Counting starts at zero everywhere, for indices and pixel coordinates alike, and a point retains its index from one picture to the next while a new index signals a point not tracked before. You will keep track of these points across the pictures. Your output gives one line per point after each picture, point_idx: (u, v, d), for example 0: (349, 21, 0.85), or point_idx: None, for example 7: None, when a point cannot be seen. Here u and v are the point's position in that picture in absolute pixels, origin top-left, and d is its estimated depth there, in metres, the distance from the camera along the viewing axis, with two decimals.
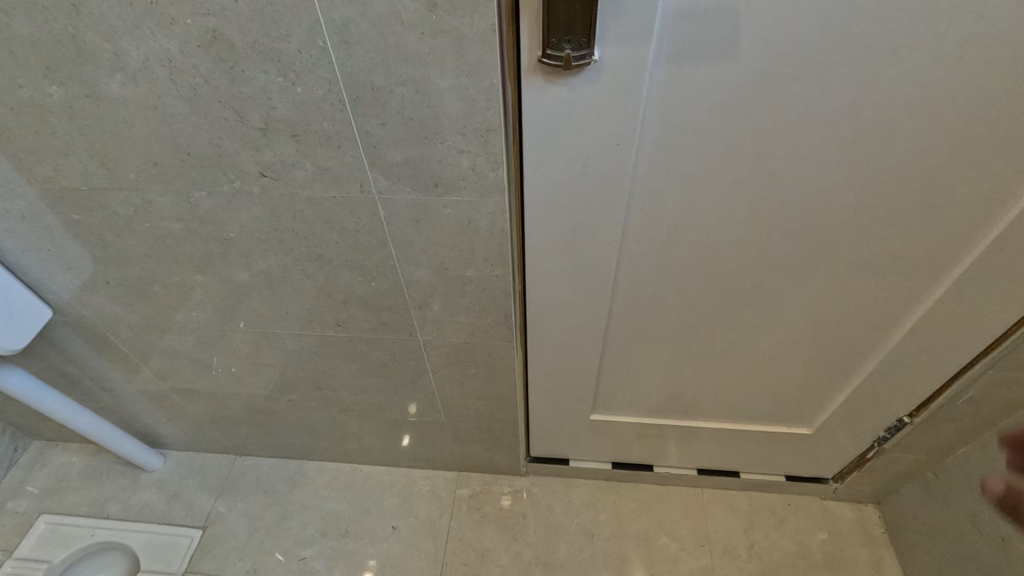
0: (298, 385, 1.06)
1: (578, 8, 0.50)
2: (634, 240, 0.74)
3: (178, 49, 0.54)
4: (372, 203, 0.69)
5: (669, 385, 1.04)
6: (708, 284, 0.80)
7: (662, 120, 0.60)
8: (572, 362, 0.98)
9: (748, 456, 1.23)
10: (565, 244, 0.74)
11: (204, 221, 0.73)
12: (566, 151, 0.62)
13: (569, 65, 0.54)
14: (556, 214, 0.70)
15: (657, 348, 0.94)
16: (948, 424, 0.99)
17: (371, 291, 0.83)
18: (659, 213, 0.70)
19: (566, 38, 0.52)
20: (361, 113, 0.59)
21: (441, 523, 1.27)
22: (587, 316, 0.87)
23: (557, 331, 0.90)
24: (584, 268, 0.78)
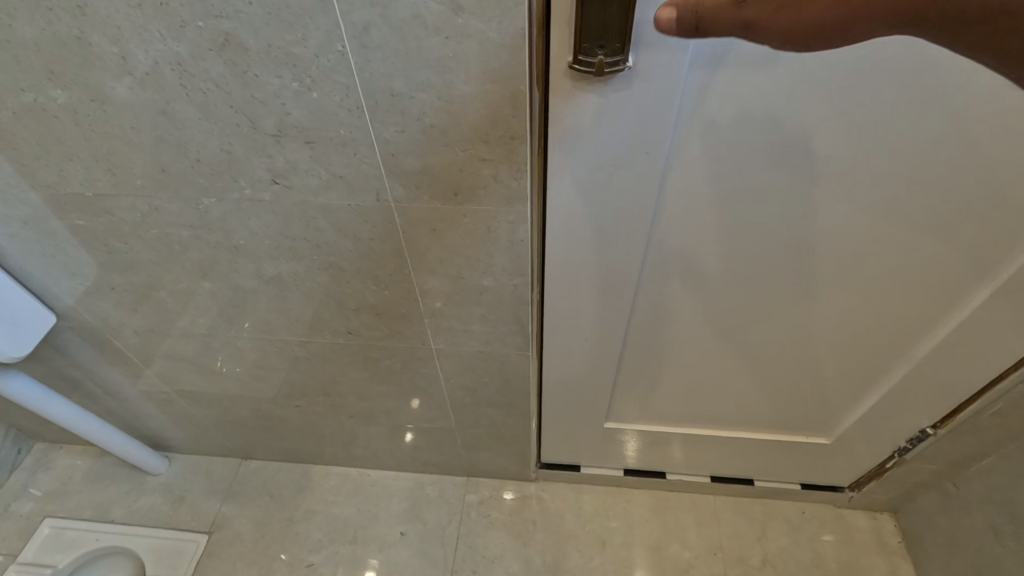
0: (306, 391, 1.00)
1: (613, 12, 0.42)
2: (671, 256, 0.67)
3: (189, 51, 0.47)
4: (383, 210, 0.60)
5: (684, 409, 0.97)
6: (727, 306, 0.74)
7: (687, 135, 0.53)
8: (585, 384, 0.91)
9: (763, 464, 1.10)
10: (577, 266, 0.67)
11: (212, 227, 0.66)
12: (585, 168, 0.55)
13: (601, 73, 0.46)
14: (569, 234, 0.63)
15: (669, 370, 0.87)
16: (973, 437, 0.86)
17: (383, 299, 0.74)
18: (703, 226, 0.62)
19: (600, 43, 0.44)
20: (378, 120, 0.51)
21: (450, 529, 1.19)
22: (597, 339, 0.80)
23: (581, 351, 0.82)
24: (596, 291, 0.71)
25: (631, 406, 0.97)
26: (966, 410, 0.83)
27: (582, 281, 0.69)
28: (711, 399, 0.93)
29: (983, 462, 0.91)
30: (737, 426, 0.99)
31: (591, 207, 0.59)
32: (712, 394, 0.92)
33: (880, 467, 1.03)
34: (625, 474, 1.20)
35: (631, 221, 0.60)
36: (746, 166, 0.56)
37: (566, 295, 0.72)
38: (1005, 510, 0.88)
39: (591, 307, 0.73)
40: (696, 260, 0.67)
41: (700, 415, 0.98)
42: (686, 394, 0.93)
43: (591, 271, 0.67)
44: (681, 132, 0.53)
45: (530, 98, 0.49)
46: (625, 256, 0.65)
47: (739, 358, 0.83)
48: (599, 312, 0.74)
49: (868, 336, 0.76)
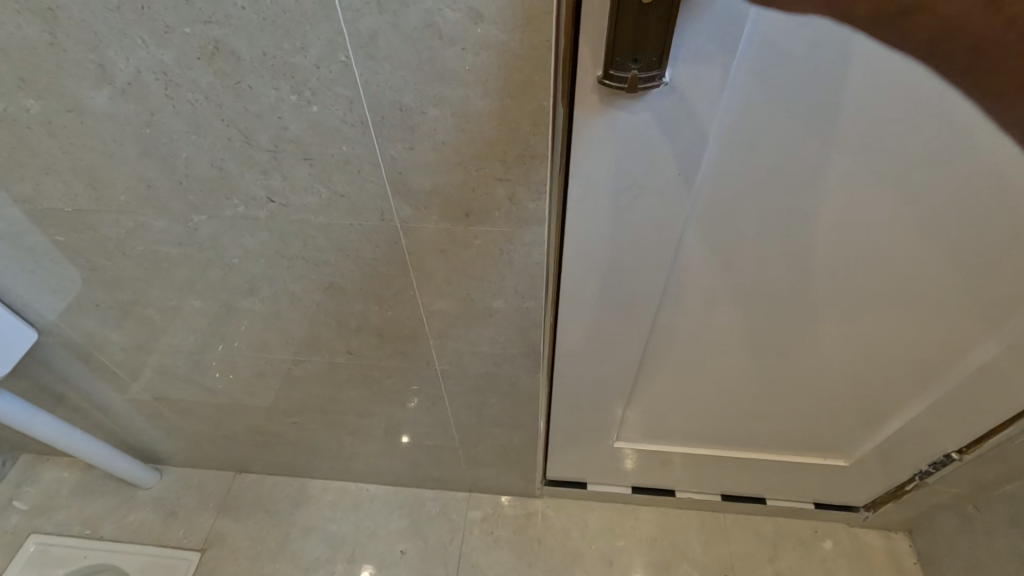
0: (303, 408, 0.95)
1: (651, 21, 0.36)
2: (690, 282, 0.62)
3: (177, 59, 0.42)
4: (388, 229, 0.56)
5: (695, 428, 0.93)
6: (745, 331, 0.69)
7: (719, 160, 0.48)
8: (595, 403, 0.86)
9: (777, 484, 1.06)
10: (591, 288, 0.62)
11: (204, 245, 0.61)
12: (607, 190, 0.50)
13: (634, 89, 0.41)
14: (586, 257, 0.58)
15: (681, 391, 0.83)
16: (1000, 462, 0.83)
17: (386, 320, 0.70)
18: (729, 257, 0.58)
19: (633, 56, 0.39)
20: (385, 136, 0.46)
21: (452, 548, 1.15)
22: (609, 360, 0.75)
23: (592, 371, 0.78)
24: (609, 313, 0.66)
25: (642, 426, 0.94)
26: (995, 438, 0.79)
27: (597, 305, 0.65)
28: (726, 421, 0.90)
29: (1008, 486, 0.87)
30: (752, 448, 0.96)
31: (611, 233, 0.55)
32: (727, 416, 0.88)
33: (897, 488, 1.00)
34: (632, 491, 1.16)
35: (652, 245, 0.56)
36: (783, 198, 0.51)
37: (580, 319, 0.68)
38: None
39: (605, 330, 0.69)
40: (721, 289, 0.63)
41: (714, 436, 0.94)
42: (700, 416, 0.89)
43: (608, 296, 0.63)
44: (714, 162, 0.48)
45: (552, 117, 0.44)
46: (644, 282, 0.61)
47: (759, 383, 0.79)
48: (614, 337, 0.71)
49: (898, 367, 0.72)
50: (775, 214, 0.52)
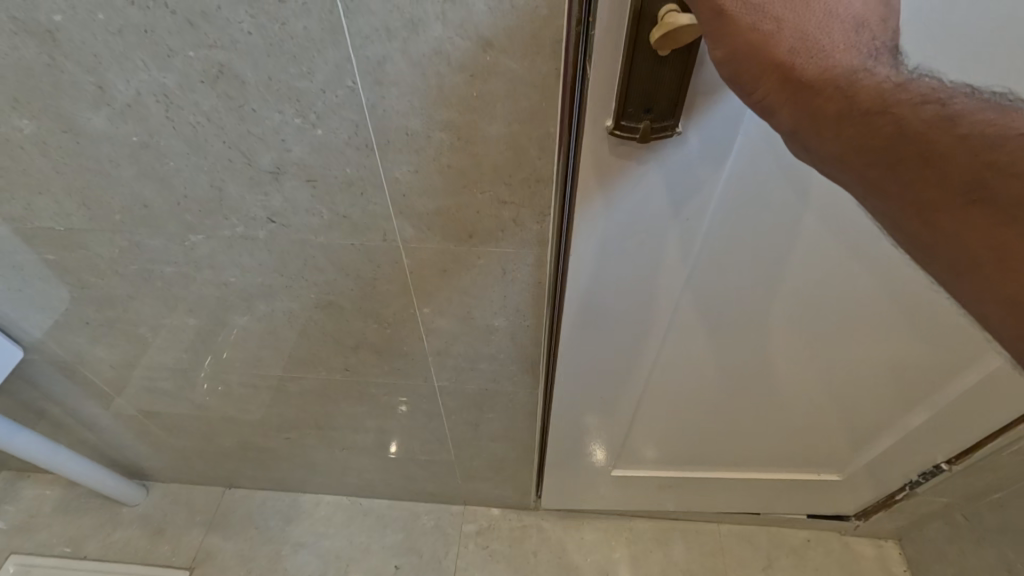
0: (298, 424, 0.94)
1: (667, 70, 0.36)
2: (681, 325, 0.62)
3: (179, 82, 0.42)
4: (390, 250, 0.56)
5: (681, 453, 0.92)
6: (734, 368, 0.69)
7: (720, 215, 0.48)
8: (586, 432, 0.85)
9: (769, 501, 1.06)
10: (584, 329, 0.62)
11: (201, 265, 0.60)
12: (607, 238, 0.50)
13: (647, 138, 0.40)
14: (580, 299, 0.57)
15: (668, 422, 0.83)
16: (989, 471, 0.85)
17: (385, 337, 0.69)
18: (732, 301, 0.58)
19: (646, 106, 0.38)
20: (391, 159, 0.46)
21: (447, 562, 1.14)
22: (598, 394, 0.75)
23: (581, 404, 0.77)
24: (600, 351, 0.66)
25: (639, 453, 0.93)
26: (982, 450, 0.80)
27: (598, 345, 0.65)
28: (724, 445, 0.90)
29: (996, 495, 0.88)
30: (748, 469, 0.96)
31: (615, 278, 0.54)
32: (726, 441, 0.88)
33: (888, 498, 1.00)
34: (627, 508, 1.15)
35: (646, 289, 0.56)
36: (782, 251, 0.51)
37: (581, 358, 0.67)
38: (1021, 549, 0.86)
39: (606, 369, 0.69)
40: (716, 330, 0.63)
41: (703, 459, 0.94)
42: (698, 443, 0.89)
43: (609, 336, 0.63)
44: (719, 215, 0.48)
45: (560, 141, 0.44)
46: (640, 323, 0.61)
47: (745, 411, 0.79)
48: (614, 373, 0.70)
49: (893, 399, 0.72)
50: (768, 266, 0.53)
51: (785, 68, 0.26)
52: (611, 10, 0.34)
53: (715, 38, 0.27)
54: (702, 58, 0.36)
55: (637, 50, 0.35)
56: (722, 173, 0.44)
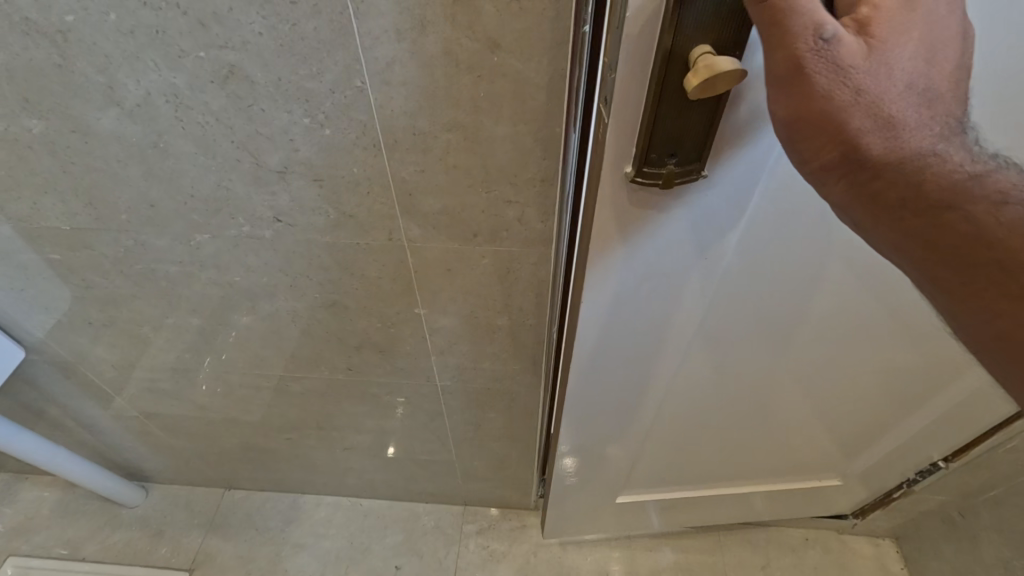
0: (299, 424, 0.94)
1: (693, 117, 0.35)
2: (690, 361, 0.62)
3: (188, 83, 0.42)
4: (395, 249, 0.56)
5: (682, 477, 0.91)
6: (739, 396, 0.69)
7: (739, 259, 0.48)
8: (592, 463, 0.83)
9: (769, 511, 1.05)
10: (596, 368, 0.61)
11: (206, 264, 0.61)
12: (628, 283, 0.49)
13: (670, 184, 0.39)
14: (594, 341, 0.56)
15: (672, 450, 0.82)
16: (985, 470, 0.86)
17: (389, 337, 0.70)
18: (750, 332, 0.58)
19: (669, 151, 0.37)
20: (397, 159, 0.47)
21: (448, 562, 1.14)
22: (605, 429, 0.74)
23: (588, 439, 0.75)
24: (610, 389, 0.65)
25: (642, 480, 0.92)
26: (977, 448, 0.81)
27: (613, 382, 0.63)
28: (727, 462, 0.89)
29: (993, 493, 0.89)
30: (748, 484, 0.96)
31: (633, 320, 0.54)
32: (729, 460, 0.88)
33: (885, 496, 1.01)
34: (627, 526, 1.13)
35: (660, 329, 0.55)
36: (794, 288, 0.52)
37: (593, 393, 0.66)
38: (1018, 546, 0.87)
39: (618, 401, 0.68)
40: (724, 365, 0.63)
41: (703, 480, 0.93)
42: (703, 466, 0.88)
43: (624, 371, 0.62)
44: (739, 259, 0.48)
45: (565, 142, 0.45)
46: (652, 361, 0.61)
47: (746, 434, 0.79)
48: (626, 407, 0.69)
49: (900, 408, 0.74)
50: (779, 303, 0.53)
51: (849, 144, 0.27)
52: (637, 52, 0.32)
53: (785, 103, 0.27)
54: (730, 101, 0.35)
55: (663, 93, 0.34)
56: (743, 219, 0.44)
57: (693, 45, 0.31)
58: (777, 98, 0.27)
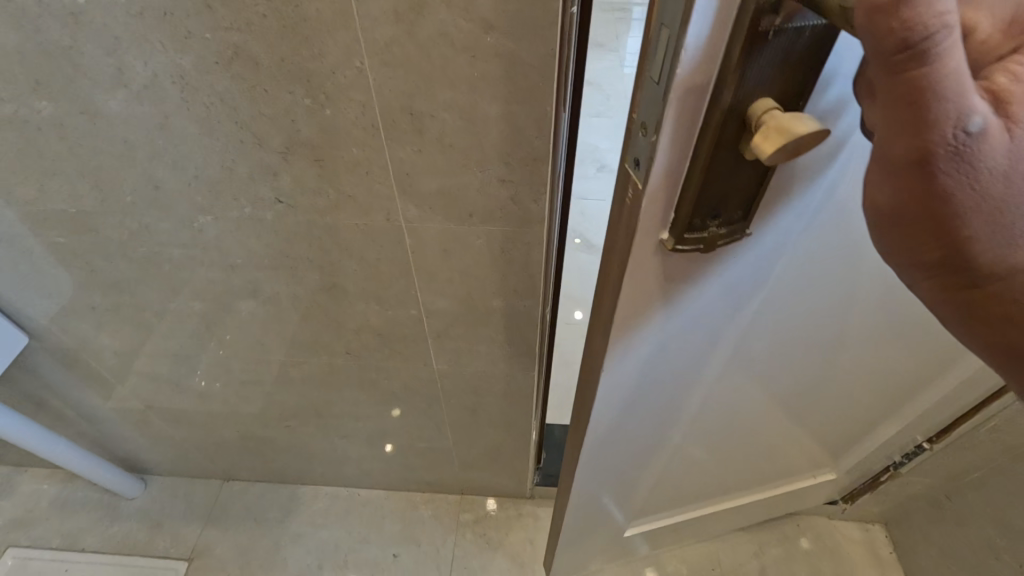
0: (298, 412, 0.96)
1: (739, 179, 0.36)
2: (707, 396, 0.63)
3: (194, 65, 0.44)
4: (393, 230, 0.58)
5: (689, 497, 0.91)
6: (745, 417, 0.71)
7: (762, 302, 0.50)
8: (608, 503, 0.82)
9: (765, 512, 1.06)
10: (622, 417, 0.60)
11: (208, 247, 0.62)
12: (663, 336, 0.49)
13: (711, 245, 0.40)
14: (623, 394, 0.56)
15: (683, 477, 0.83)
16: (967, 451, 0.88)
17: (386, 320, 0.71)
18: (784, 353, 0.59)
19: (711, 214, 0.37)
20: (396, 139, 0.49)
21: (444, 551, 1.16)
22: (623, 469, 0.73)
23: (607, 482, 0.75)
24: (632, 433, 0.65)
25: (658, 507, 0.91)
26: (958, 429, 0.85)
27: (641, 424, 0.63)
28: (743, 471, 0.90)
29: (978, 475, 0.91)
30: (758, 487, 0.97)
31: (663, 369, 0.54)
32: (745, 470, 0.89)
33: (874, 481, 1.03)
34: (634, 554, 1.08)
35: (683, 370, 0.56)
36: (806, 320, 0.54)
37: (629, 432, 0.65)
38: (1000, 526, 0.89)
39: (651, 434, 0.68)
40: (737, 393, 0.65)
41: (705, 497, 0.94)
42: (723, 479, 0.89)
43: (660, 405, 0.62)
44: (761, 302, 0.50)
45: (556, 120, 0.47)
46: (673, 399, 0.61)
47: (748, 449, 0.81)
48: (659, 438, 0.69)
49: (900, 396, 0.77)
50: (792, 335, 0.56)
51: (954, 245, 0.25)
52: (689, 108, 0.31)
53: (887, 181, 0.24)
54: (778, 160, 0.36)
55: (716, 153, 0.33)
56: (770, 269, 0.46)
57: (754, 100, 0.31)
58: (880, 186, 0.25)
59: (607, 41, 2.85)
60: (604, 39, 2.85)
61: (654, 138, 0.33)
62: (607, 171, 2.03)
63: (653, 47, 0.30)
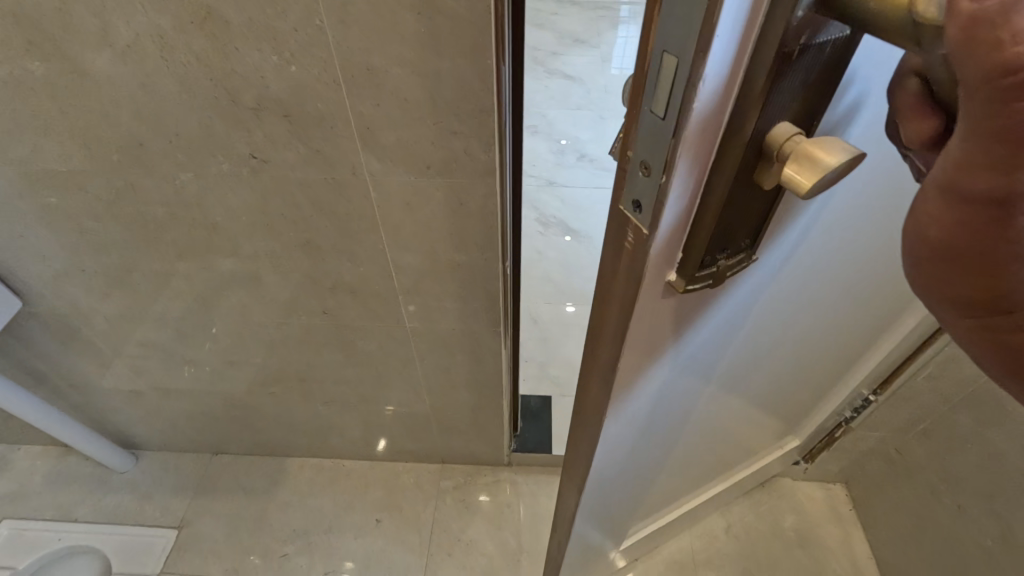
0: (281, 376, 1.01)
1: (754, 205, 0.37)
2: (698, 408, 0.66)
3: (172, 24, 0.49)
4: (359, 184, 0.64)
5: (677, 494, 0.95)
6: (726, 416, 0.75)
7: (748, 318, 0.54)
8: (612, 522, 0.83)
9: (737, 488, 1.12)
10: (629, 444, 0.62)
11: (190, 204, 0.68)
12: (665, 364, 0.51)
13: (721, 274, 0.41)
14: (631, 422, 0.57)
15: (672, 477, 0.86)
16: (908, 401, 0.94)
17: (359, 277, 0.77)
18: (760, 356, 0.64)
19: (722, 245, 0.38)
20: (356, 94, 0.54)
21: (425, 515, 1.21)
22: (626, 487, 0.75)
23: (613, 503, 0.76)
24: (636, 455, 0.67)
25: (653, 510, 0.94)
26: (893, 382, 0.93)
27: (644, 445, 0.65)
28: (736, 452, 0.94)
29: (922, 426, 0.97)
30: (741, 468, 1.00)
31: (665, 393, 0.57)
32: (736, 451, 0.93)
33: (829, 438, 1.09)
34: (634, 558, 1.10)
35: (681, 390, 0.59)
36: (778, 325, 0.59)
37: (658, 438, 0.67)
38: (940, 471, 0.95)
39: (675, 435, 0.70)
40: (722, 399, 0.69)
41: (689, 491, 0.98)
42: (709, 467, 0.93)
43: (685, 408, 0.64)
44: (747, 320, 0.54)
45: (498, 74, 0.52)
46: (671, 417, 0.64)
47: (725, 442, 0.85)
48: (662, 447, 0.71)
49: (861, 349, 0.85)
50: (766, 340, 0.61)
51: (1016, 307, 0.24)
52: (706, 140, 0.31)
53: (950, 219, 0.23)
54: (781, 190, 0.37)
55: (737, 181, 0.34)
56: (756, 291, 0.50)
57: (776, 123, 0.32)
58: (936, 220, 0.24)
59: (587, 38, 2.92)
60: (585, 36, 2.93)
61: (666, 180, 0.31)
62: (585, 160, 2.10)
63: (659, 88, 0.29)
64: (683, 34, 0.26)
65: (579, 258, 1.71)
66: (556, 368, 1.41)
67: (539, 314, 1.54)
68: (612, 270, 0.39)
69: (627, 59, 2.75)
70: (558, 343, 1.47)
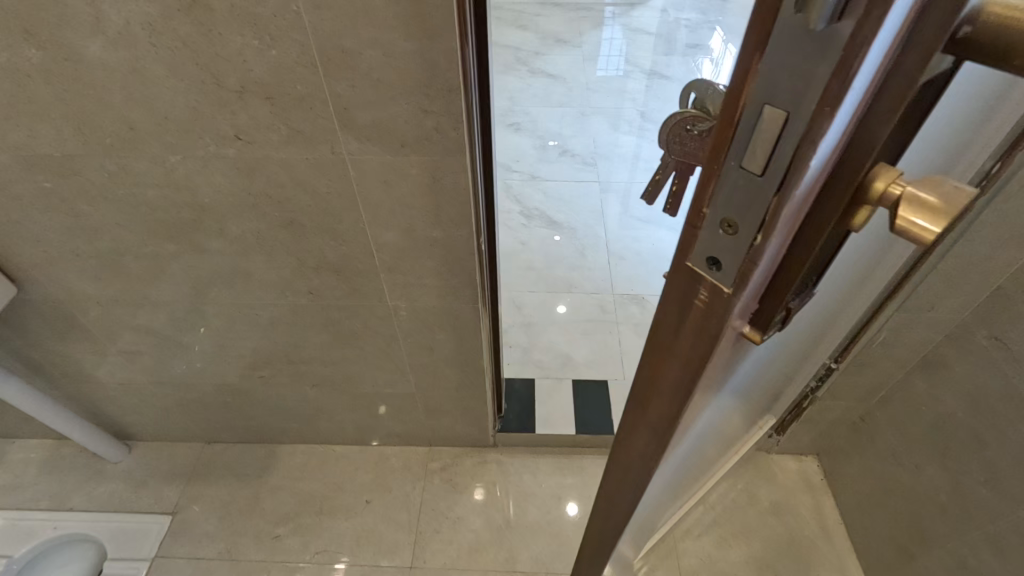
0: (271, 359, 1.05)
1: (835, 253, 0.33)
2: (727, 424, 0.65)
3: (160, 12, 0.54)
4: (339, 163, 0.68)
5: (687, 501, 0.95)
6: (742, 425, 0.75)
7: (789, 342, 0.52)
8: (637, 539, 0.82)
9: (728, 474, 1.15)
10: (668, 474, 0.60)
11: (179, 186, 0.72)
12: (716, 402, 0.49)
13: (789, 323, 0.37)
14: (675, 457, 0.55)
15: (686, 488, 0.85)
16: (867, 368, 1.00)
17: (342, 255, 0.81)
18: (782, 366, 0.63)
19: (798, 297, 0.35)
20: (333, 75, 0.59)
21: (414, 495, 1.24)
22: (655, 507, 0.74)
23: (643, 524, 0.75)
24: (671, 479, 0.65)
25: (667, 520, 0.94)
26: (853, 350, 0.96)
27: (678, 469, 0.64)
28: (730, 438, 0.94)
29: (882, 392, 1.03)
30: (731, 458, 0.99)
31: (710, 425, 0.55)
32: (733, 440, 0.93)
33: (797, 408, 1.12)
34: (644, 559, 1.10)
35: (722, 417, 0.57)
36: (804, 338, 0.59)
37: (690, 459, 0.65)
38: (901, 435, 1.00)
39: (702, 452, 0.69)
40: (745, 411, 0.68)
41: (694, 497, 0.98)
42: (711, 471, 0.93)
43: (719, 428, 0.63)
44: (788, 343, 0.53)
45: (463, 54, 0.57)
46: (706, 440, 0.62)
47: (730, 448, 0.85)
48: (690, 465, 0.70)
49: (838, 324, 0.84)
50: (791, 351, 0.60)
51: None
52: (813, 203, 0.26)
53: None
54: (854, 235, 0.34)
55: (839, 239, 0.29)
56: (806, 321, 0.48)
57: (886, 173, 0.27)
58: None
59: (569, 37, 2.99)
60: (567, 36, 3.00)
61: (761, 243, 0.27)
62: (567, 155, 2.15)
63: (755, 142, 0.24)
64: (800, 86, 0.21)
65: (562, 248, 1.75)
66: (539, 353, 1.45)
67: (523, 302, 1.59)
68: (677, 326, 0.35)
69: (609, 58, 2.81)
70: (541, 328, 1.52)
